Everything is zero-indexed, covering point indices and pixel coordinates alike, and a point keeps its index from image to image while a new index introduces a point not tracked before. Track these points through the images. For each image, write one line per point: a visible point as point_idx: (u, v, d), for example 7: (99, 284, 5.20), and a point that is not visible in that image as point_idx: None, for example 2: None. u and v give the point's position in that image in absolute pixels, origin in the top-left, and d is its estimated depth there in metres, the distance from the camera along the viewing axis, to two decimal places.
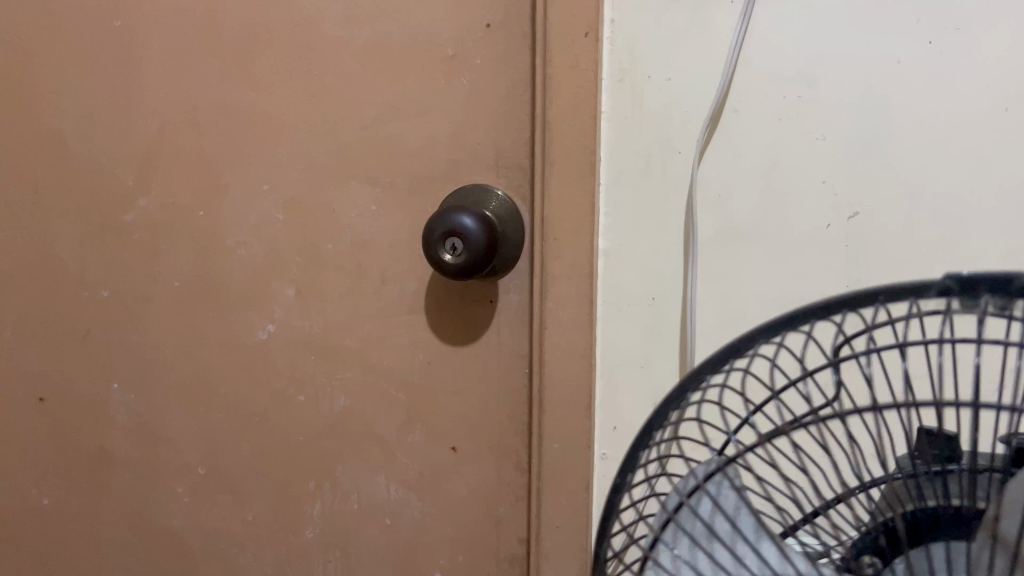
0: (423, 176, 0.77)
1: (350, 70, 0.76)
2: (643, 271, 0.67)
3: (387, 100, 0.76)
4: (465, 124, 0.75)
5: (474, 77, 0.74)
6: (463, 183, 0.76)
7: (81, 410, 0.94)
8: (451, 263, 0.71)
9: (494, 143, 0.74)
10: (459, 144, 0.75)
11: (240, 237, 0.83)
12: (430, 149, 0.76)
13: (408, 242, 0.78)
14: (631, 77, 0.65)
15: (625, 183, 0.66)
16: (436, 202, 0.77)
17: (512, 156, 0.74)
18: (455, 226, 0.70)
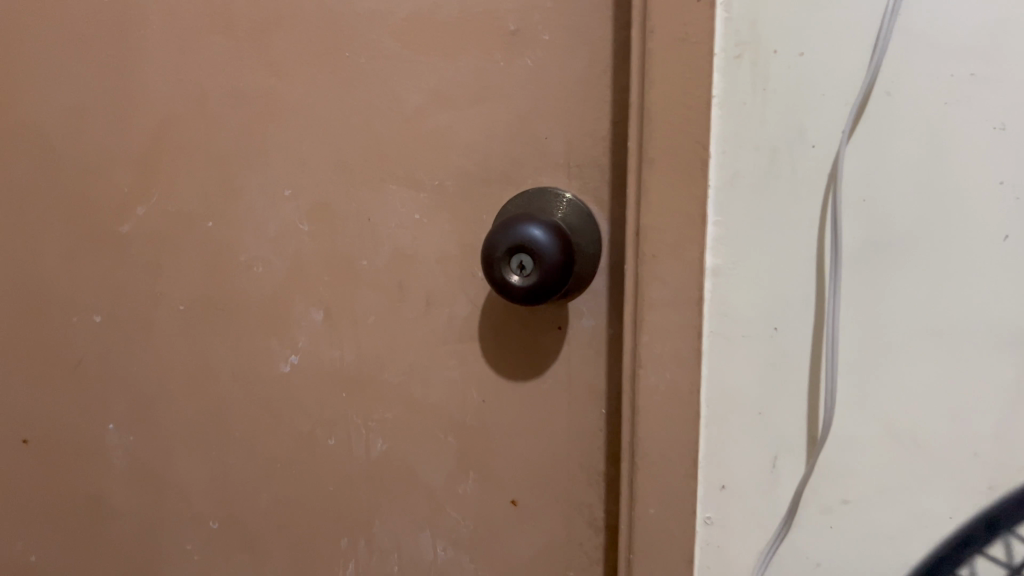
0: (477, 178, 0.64)
1: (388, 52, 0.63)
2: (763, 295, 0.54)
3: (434, 87, 0.63)
4: (529, 115, 0.61)
5: (541, 58, 0.60)
6: (525, 187, 0.63)
7: (71, 452, 0.81)
8: (518, 285, 0.58)
9: (565, 137, 0.61)
10: (522, 139, 0.62)
11: (257, 252, 0.70)
12: (486, 145, 0.63)
13: (459, 258, 0.65)
14: (751, 51, 0.51)
15: (742, 185, 0.53)
16: (493, 209, 0.64)
17: (587, 153, 0.61)
18: (523, 239, 0.57)
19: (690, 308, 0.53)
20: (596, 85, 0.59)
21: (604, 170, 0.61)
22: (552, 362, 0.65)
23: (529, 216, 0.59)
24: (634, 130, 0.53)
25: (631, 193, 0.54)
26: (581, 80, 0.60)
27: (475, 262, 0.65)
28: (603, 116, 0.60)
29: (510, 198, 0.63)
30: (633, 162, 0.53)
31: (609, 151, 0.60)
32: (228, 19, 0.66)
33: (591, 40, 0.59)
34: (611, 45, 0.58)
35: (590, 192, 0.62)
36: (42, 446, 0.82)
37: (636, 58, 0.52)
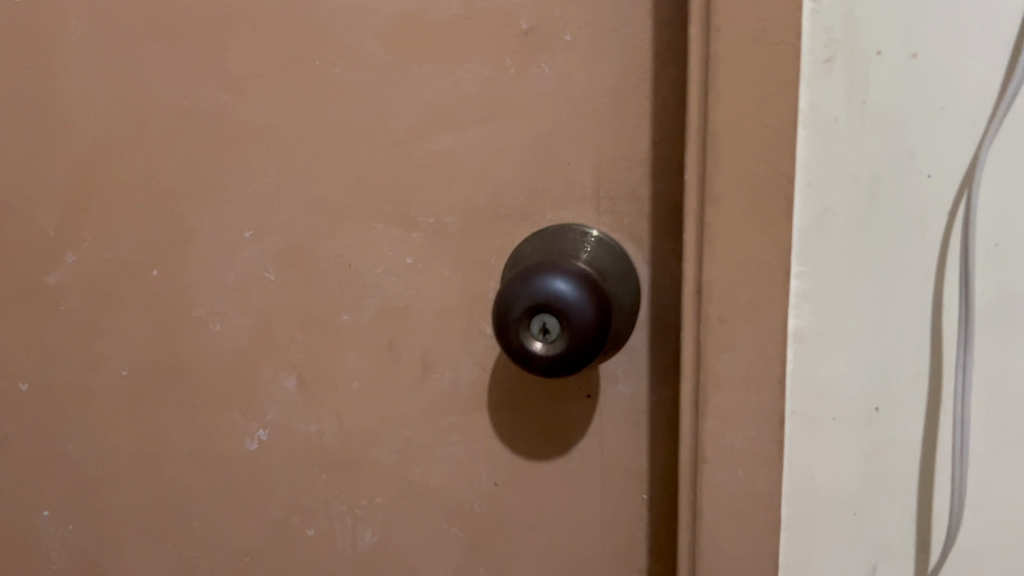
0: (483, 215, 0.51)
1: (370, 59, 0.51)
2: (861, 365, 0.42)
3: (428, 103, 0.50)
4: (548, 136, 0.49)
5: (562, 64, 0.48)
6: (543, 225, 0.51)
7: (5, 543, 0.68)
8: (542, 353, 0.45)
9: (593, 161, 0.49)
10: (538, 165, 0.50)
11: (214, 306, 0.58)
12: (494, 174, 0.51)
13: (463, 312, 0.53)
14: (847, 51, 0.39)
15: (835, 226, 0.41)
16: (504, 251, 0.52)
17: (621, 182, 0.49)
18: (546, 294, 0.45)
19: (770, 389, 0.41)
20: (633, 96, 0.47)
21: (643, 202, 0.49)
22: (580, 438, 0.53)
23: (552, 264, 0.47)
24: (691, 159, 0.40)
25: (688, 239, 0.41)
26: (612, 90, 0.48)
27: (484, 317, 0.53)
28: (642, 136, 0.48)
29: (526, 241, 0.51)
30: (691, 200, 0.41)
31: (649, 179, 0.48)
32: (168, 20, 0.53)
33: (625, 41, 0.47)
34: (651, 46, 0.46)
35: (625, 229, 0.50)
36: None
37: (693, 65, 0.40)
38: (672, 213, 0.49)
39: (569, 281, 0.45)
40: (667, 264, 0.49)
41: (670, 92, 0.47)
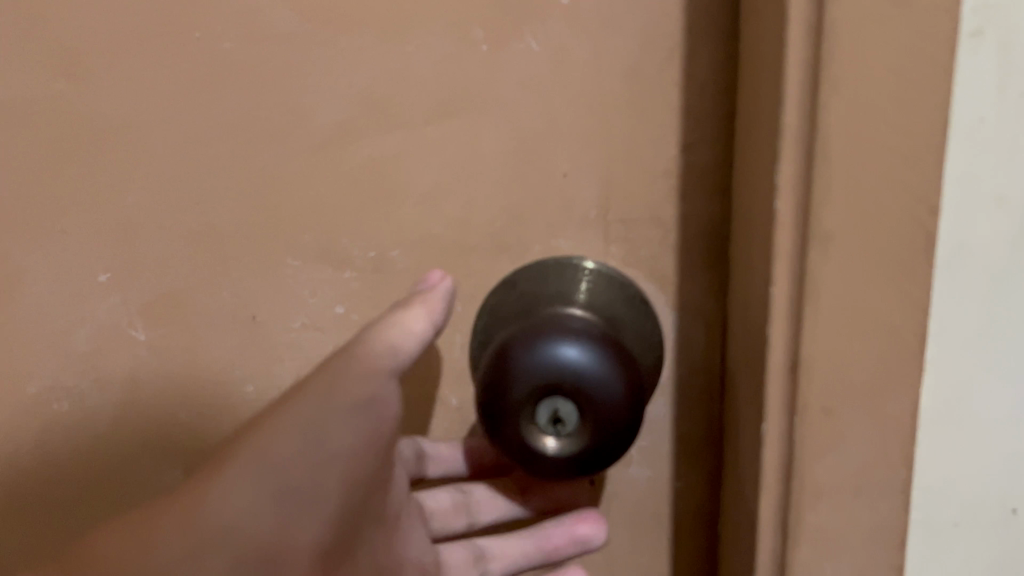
0: (442, 246, 0.38)
1: (275, 31, 0.35)
2: (1003, 453, 0.31)
3: (363, 95, 0.36)
4: (535, 137, 0.36)
5: (558, 39, 0.34)
6: (529, 261, 0.37)
7: (437, 320, 0.35)
8: (554, 453, 0.32)
9: (599, 173, 0.36)
10: (524, 179, 0.36)
11: (56, 378, 0.41)
12: (457, 190, 0.37)
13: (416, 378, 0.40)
14: (1010, 21, 0.26)
15: (984, 269, 0.29)
16: (474, 294, 0.38)
17: (636, 200, 0.36)
18: (557, 369, 0.32)
19: (890, 501, 0.29)
20: (655, 83, 0.35)
21: (665, 228, 0.36)
22: None
23: (556, 320, 0.33)
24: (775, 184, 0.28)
25: (766, 294, 0.29)
26: (627, 74, 0.35)
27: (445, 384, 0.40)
28: (667, 137, 0.35)
29: (513, 288, 0.37)
30: (772, 242, 0.28)
31: (676, 196, 0.36)
32: None
33: (647, 6, 0.34)
34: (683, 15, 0.34)
35: (640, 263, 0.37)
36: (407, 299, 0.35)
37: (779, 45, 0.27)
38: (706, 242, 0.36)
39: (585, 345, 0.32)
40: (698, 308, 0.37)
41: (705, 78, 0.34)
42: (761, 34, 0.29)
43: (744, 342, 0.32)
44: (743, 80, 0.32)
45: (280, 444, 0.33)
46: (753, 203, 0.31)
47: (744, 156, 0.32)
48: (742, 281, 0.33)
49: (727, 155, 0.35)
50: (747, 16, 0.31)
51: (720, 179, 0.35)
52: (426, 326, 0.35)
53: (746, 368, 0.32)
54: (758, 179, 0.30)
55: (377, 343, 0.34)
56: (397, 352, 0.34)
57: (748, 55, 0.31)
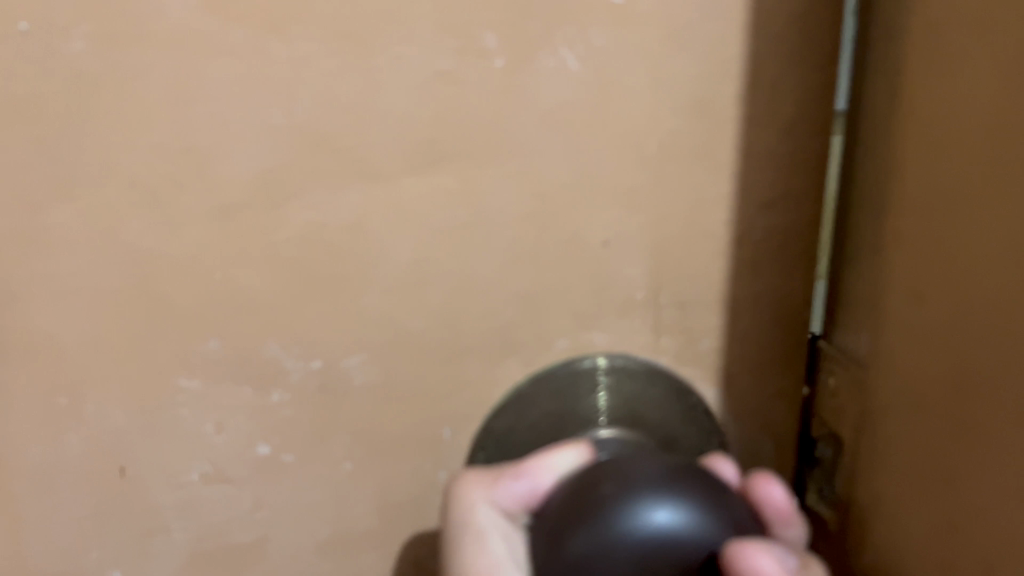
0: (422, 353, 0.25)
1: (162, 29, 0.21)
2: None
3: (309, 134, 0.22)
4: (562, 197, 0.25)
5: (605, 54, 0.23)
6: (550, 362, 0.27)
7: (509, 500, 0.24)
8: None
9: (651, 239, 0.26)
10: (542, 253, 0.25)
11: None
12: (446, 270, 0.25)
13: (367, 535, 0.28)
14: None
15: None
16: (472, 411, 0.27)
17: (695, 277, 0.26)
18: (653, 548, 0.20)
19: None
20: (732, 120, 0.25)
21: (732, 313, 0.27)
22: None
23: (577, 483, 0.22)
24: (1021, 328, 0.18)
25: (965, 465, 0.20)
26: (698, 109, 0.24)
27: (418, 531, 0.28)
28: (742, 194, 0.26)
29: (535, 403, 0.27)
30: None
31: (746, 272, 0.27)
32: None
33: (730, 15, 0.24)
34: (775, 27, 0.24)
35: (695, 359, 0.28)
36: (445, 526, 0.24)
37: None
38: (780, 330, 0.28)
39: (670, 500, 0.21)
40: (768, 415, 0.29)
41: (796, 115, 0.25)
42: (1008, 63, 0.18)
43: (890, 480, 0.24)
44: (908, 127, 0.22)
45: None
46: (927, 302, 0.22)
47: (906, 226, 0.22)
48: (886, 399, 0.24)
49: (812, 215, 0.26)
50: (944, 28, 0.20)
51: (802, 247, 0.27)
52: (500, 538, 0.23)
53: (916, 539, 0.23)
54: (952, 278, 0.21)
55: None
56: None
57: (944, 86, 0.21)
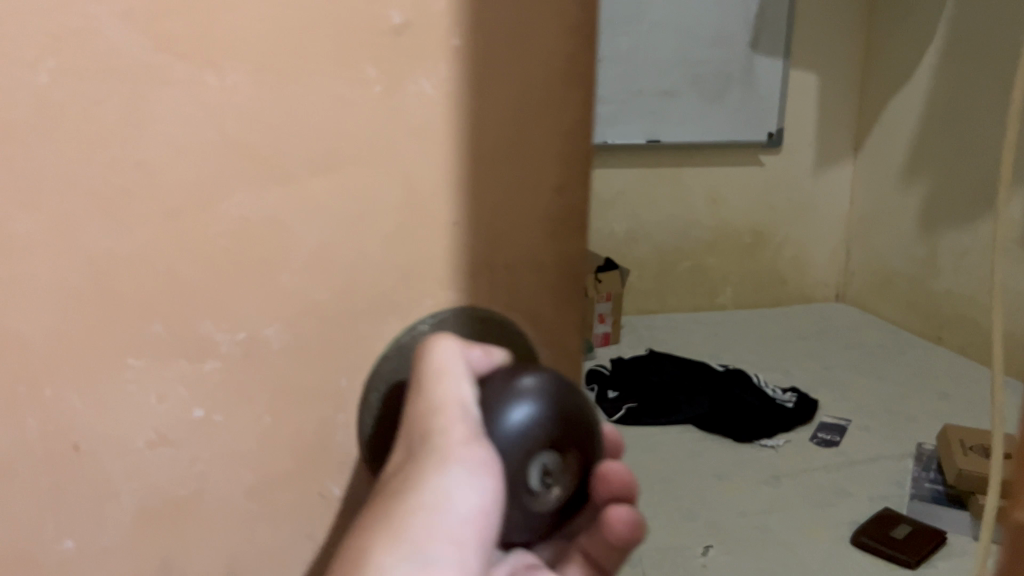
0: (326, 324, 0.29)
1: (110, 63, 0.25)
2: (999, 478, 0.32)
3: (234, 146, 0.27)
4: (437, 190, 0.29)
5: (456, 80, 0.28)
6: (426, 316, 0.30)
7: (474, 364, 0.30)
8: (551, 507, 0.29)
9: (489, 219, 0.30)
10: (424, 237, 0.30)
11: None
12: (343, 248, 0.29)
13: (290, 479, 0.31)
14: None
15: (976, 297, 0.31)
16: (363, 369, 0.30)
17: (519, 245, 0.31)
18: (567, 424, 0.28)
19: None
20: (542, 118, 0.30)
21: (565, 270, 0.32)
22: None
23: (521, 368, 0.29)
24: None
25: None
26: (539, 118, 0.30)
27: (326, 487, 0.31)
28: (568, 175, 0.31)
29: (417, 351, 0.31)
30: None
31: (551, 235, 0.31)
32: None
33: (556, 45, 0.29)
34: (557, 37, 0.29)
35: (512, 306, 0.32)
36: (419, 368, 0.29)
37: None
38: None
39: (578, 398, 0.29)
40: (564, 345, 0.33)
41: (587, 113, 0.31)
42: None
43: None
44: None
45: (436, 525, 0.27)
46: None
47: None
48: None
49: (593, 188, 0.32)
50: None
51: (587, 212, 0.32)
52: (469, 383, 0.29)
53: None
54: None
55: (444, 408, 0.28)
56: (468, 407, 0.28)
57: None
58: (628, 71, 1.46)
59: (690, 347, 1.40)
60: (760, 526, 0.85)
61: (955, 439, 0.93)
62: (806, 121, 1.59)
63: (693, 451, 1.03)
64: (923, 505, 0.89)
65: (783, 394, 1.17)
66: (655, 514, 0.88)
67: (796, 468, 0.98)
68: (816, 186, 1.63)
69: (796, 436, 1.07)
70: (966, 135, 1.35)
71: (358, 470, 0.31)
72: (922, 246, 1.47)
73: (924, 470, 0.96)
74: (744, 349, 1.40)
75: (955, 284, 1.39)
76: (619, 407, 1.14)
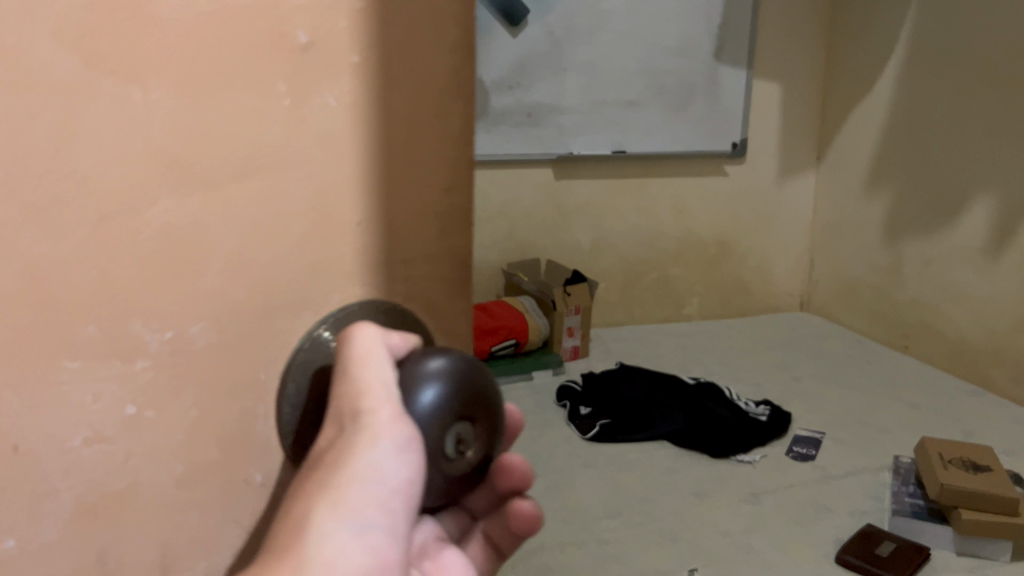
0: (243, 318, 0.31)
1: (45, 77, 0.26)
2: None
3: (163, 155, 0.28)
4: (336, 190, 0.32)
5: (353, 91, 0.31)
6: (332, 309, 0.33)
7: (392, 348, 0.33)
8: (464, 468, 0.33)
9: (389, 216, 0.34)
10: (327, 235, 0.32)
11: None
12: (257, 247, 0.31)
13: (217, 466, 0.32)
14: None
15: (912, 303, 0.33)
16: (276, 356, 0.33)
17: (415, 241, 0.35)
18: (476, 396, 0.33)
19: None
20: (433, 125, 0.34)
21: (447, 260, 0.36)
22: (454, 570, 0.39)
23: (432, 350, 0.33)
24: None
25: None
26: (420, 124, 0.33)
27: (245, 469, 0.33)
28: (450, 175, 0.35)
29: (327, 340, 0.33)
30: None
31: (435, 230, 0.35)
32: None
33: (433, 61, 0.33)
34: (443, 55, 0.33)
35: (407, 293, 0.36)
36: (341, 355, 0.32)
37: None
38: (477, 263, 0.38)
39: (482, 373, 0.34)
40: (449, 328, 0.38)
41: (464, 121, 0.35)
42: None
43: None
44: None
45: (368, 494, 0.31)
46: None
47: None
48: None
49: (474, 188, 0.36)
50: None
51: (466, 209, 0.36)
52: (389, 366, 0.32)
53: None
54: None
55: (368, 392, 0.31)
56: (390, 387, 0.32)
57: None
58: (594, 82, 1.45)
59: (661, 361, 1.40)
60: (742, 546, 0.84)
61: (934, 455, 0.91)
62: (769, 134, 1.63)
63: (669, 468, 1.01)
64: (904, 522, 0.86)
65: (757, 407, 1.17)
66: (634, 536, 0.86)
67: (775, 484, 0.97)
68: (777, 196, 1.67)
69: (773, 452, 1.05)
70: (929, 145, 1.40)
71: (274, 452, 0.34)
72: (886, 255, 1.51)
73: (904, 485, 0.94)
74: (714, 360, 1.41)
75: (920, 292, 1.43)
76: (593, 424, 1.11)
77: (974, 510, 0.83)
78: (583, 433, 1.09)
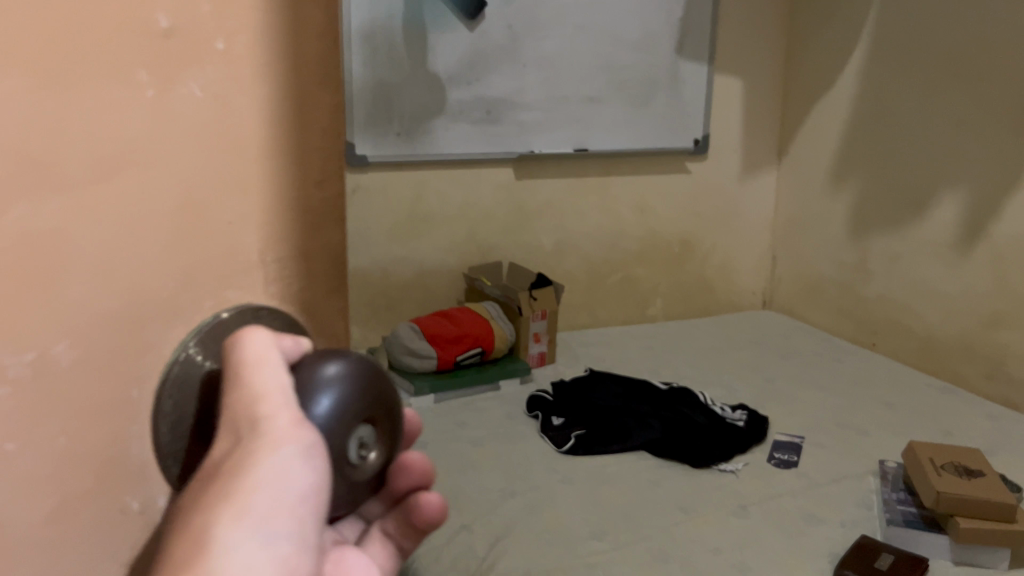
0: (112, 328, 0.29)
1: None
2: None
3: (19, 155, 0.26)
4: (204, 184, 0.31)
5: (216, 84, 0.31)
6: (206, 318, 0.33)
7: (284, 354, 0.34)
8: (367, 471, 0.34)
9: (253, 217, 0.34)
10: (199, 233, 0.32)
11: None
12: (130, 247, 0.29)
13: (93, 489, 0.30)
14: None
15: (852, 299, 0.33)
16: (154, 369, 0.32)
17: (283, 240, 0.36)
18: (375, 398, 0.34)
19: None
20: (290, 125, 0.35)
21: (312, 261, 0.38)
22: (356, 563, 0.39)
23: (326, 356, 0.34)
24: None
25: None
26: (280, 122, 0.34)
27: (126, 493, 0.31)
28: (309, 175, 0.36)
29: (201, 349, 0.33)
30: None
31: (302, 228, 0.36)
32: None
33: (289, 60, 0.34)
34: (299, 52, 0.34)
35: (278, 296, 0.36)
36: (232, 362, 0.32)
37: None
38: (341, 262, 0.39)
39: (379, 376, 0.35)
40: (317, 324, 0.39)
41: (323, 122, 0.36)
42: None
43: None
44: None
45: (275, 501, 0.30)
46: None
47: None
48: None
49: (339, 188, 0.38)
50: None
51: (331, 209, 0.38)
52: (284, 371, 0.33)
53: None
54: None
55: (267, 396, 0.32)
56: (287, 392, 0.32)
57: None
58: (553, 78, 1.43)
59: (630, 366, 1.38)
60: (736, 565, 0.79)
61: (925, 460, 0.87)
62: (733, 131, 1.62)
63: (652, 481, 0.97)
64: (901, 531, 0.82)
65: (733, 412, 1.15)
66: (624, 556, 0.81)
67: (762, 495, 0.93)
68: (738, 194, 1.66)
69: (754, 460, 1.02)
70: (893, 138, 1.40)
71: (154, 473, 0.32)
72: (852, 252, 1.51)
73: (894, 491, 0.91)
74: (683, 363, 1.39)
75: (889, 290, 1.42)
76: (568, 436, 1.07)
77: (973, 517, 0.79)
78: (557, 447, 1.05)
